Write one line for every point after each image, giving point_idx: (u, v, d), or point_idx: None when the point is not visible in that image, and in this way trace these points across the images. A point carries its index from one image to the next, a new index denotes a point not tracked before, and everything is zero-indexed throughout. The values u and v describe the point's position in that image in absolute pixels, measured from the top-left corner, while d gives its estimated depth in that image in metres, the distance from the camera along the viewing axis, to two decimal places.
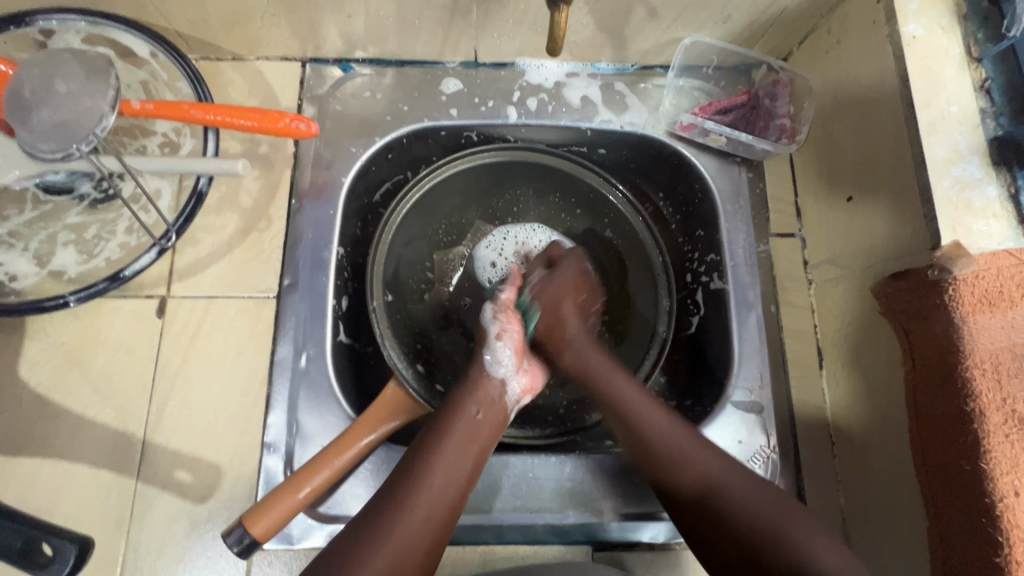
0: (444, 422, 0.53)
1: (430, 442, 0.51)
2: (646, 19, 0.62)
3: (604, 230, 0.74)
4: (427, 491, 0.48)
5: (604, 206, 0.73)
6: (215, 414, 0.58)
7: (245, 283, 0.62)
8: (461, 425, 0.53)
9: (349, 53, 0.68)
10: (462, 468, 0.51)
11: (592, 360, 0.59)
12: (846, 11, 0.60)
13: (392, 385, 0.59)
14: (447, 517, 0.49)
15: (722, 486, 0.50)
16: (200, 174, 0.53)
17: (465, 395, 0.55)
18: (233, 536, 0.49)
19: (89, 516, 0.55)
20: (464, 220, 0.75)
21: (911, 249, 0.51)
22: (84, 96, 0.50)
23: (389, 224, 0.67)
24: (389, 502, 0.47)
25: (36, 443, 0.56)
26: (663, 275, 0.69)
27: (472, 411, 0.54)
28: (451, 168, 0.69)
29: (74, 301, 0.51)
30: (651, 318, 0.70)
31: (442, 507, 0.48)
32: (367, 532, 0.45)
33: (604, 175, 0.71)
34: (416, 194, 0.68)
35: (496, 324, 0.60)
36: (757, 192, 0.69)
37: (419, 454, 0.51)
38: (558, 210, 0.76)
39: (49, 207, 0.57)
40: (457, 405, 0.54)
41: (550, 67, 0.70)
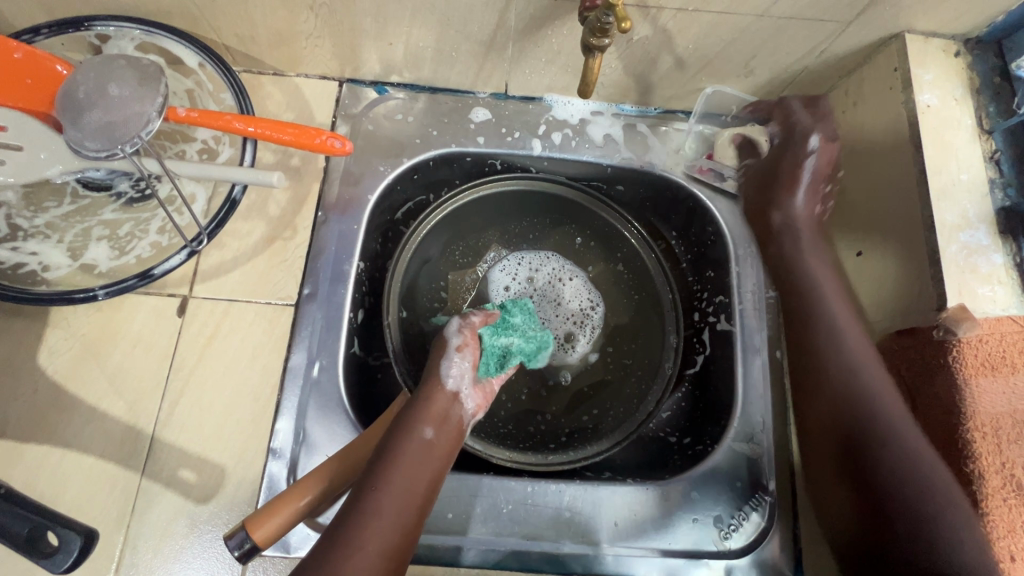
0: (393, 441, 0.52)
1: (378, 465, 0.50)
2: (672, 67, 0.65)
3: (616, 265, 0.77)
4: (380, 517, 0.48)
5: (621, 245, 0.75)
6: (225, 416, 0.59)
7: (265, 289, 0.63)
8: (413, 445, 0.52)
9: (385, 77, 0.71)
10: (411, 485, 0.51)
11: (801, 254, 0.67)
12: (864, 75, 0.62)
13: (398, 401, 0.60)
14: (400, 534, 0.48)
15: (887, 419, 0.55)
16: (235, 182, 0.56)
17: (416, 412, 0.55)
18: (234, 540, 0.48)
19: (92, 508, 0.55)
20: (481, 243, 0.77)
21: (915, 307, 0.53)
22: (134, 101, 0.53)
23: (406, 247, 0.69)
24: (346, 525, 0.47)
25: (47, 432, 0.57)
26: (671, 313, 0.70)
27: (421, 429, 0.54)
28: (471, 195, 0.72)
29: (103, 295, 0.53)
30: (654, 354, 0.71)
31: (392, 523, 0.48)
32: (325, 560, 0.45)
33: (623, 213, 0.72)
34: (439, 214, 0.71)
35: (458, 337, 0.61)
36: (769, 239, 0.70)
37: (369, 482, 0.50)
38: (570, 237, 0.78)
39: (87, 202, 0.59)
40: (409, 422, 0.54)
41: (576, 104, 0.72)
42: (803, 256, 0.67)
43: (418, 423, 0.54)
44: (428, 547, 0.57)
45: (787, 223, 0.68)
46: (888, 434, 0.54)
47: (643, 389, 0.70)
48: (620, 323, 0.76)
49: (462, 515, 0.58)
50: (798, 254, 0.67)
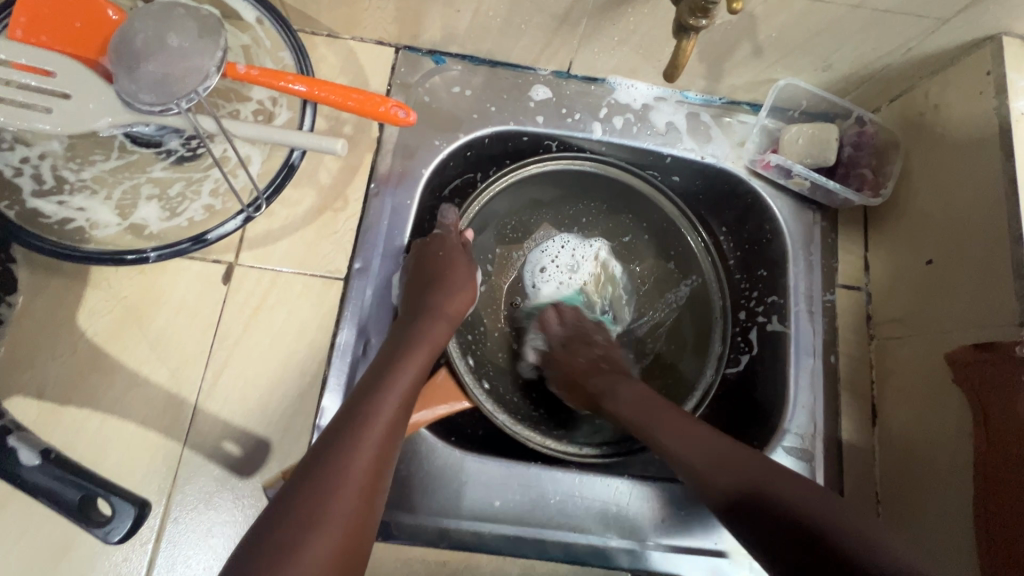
0: (373, 392, 0.51)
1: (369, 386, 0.51)
2: (749, 56, 0.62)
3: (670, 269, 0.75)
4: (355, 437, 0.47)
5: (678, 245, 0.73)
6: (270, 389, 0.57)
7: (314, 260, 0.61)
8: (401, 372, 0.53)
9: (444, 46, 0.67)
10: (386, 437, 0.49)
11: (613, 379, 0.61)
12: (950, 76, 0.60)
13: (442, 372, 0.61)
14: (373, 485, 0.46)
15: (766, 477, 0.47)
16: (294, 147, 0.53)
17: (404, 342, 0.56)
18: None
19: (132, 475, 0.54)
20: (534, 220, 0.75)
21: (986, 319, 0.52)
22: (192, 54, 0.50)
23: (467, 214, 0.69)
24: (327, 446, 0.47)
25: (87, 395, 0.55)
26: (721, 318, 0.70)
27: (406, 360, 0.54)
28: (536, 168, 0.70)
29: (155, 257, 0.50)
30: (694, 363, 0.71)
31: (365, 474, 0.46)
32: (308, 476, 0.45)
33: (688, 214, 0.71)
34: (494, 189, 0.69)
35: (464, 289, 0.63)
36: (828, 242, 0.68)
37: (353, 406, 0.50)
38: (623, 229, 0.76)
39: (135, 158, 0.56)
40: (389, 356, 0.55)
41: (639, 88, 0.70)
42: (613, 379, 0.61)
43: (404, 355, 0.55)
44: (476, 534, 0.56)
45: (612, 381, 0.61)
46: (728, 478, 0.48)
47: (677, 393, 0.70)
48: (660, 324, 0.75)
49: (509, 503, 0.57)
50: (620, 397, 0.59)
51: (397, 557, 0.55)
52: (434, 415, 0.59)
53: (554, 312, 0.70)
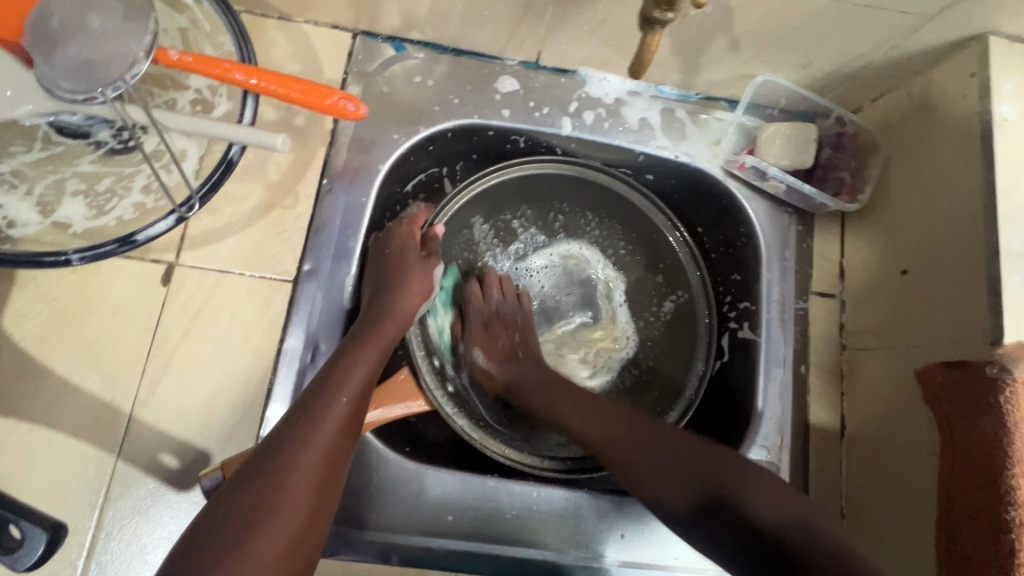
0: (315, 400, 0.47)
1: (321, 386, 0.48)
2: (725, 51, 0.59)
3: (654, 274, 0.72)
4: (305, 443, 0.44)
5: (658, 245, 0.70)
6: (211, 397, 0.54)
7: (261, 261, 0.57)
8: (356, 371, 0.50)
9: (404, 32, 0.63)
10: (334, 448, 0.46)
11: (533, 372, 0.61)
12: (933, 78, 0.57)
13: (404, 370, 0.58)
14: (325, 485, 0.45)
15: (726, 476, 0.50)
16: (233, 141, 0.49)
17: (360, 341, 0.52)
18: (209, 480, 0.49)
19: (61, 489, 0.51)
20: (517, 220, 0.71)
21: (959, 335, 0.51)
22: (116, 39, 0.46)
23: (442, 212, 0.66)
24: (271, 454, 0.44)
25: (12, 404, 0.51)
26: (705, 334, 0.66)
27: (361, 358, 0.51)
28: (519, 172, 0.67)
29: (77, 260, 0.47)
30: (677, 380, 0.68)
31: (316, 473, 0.44)
32: (250, 488, 0.42)
33: (676, 223, 0.68)
34: (471, 192, 0.66)
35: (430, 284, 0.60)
36: (804, 247, 0.66)
37: (302, 408, 0.46)
38: (615, 239, 0.73)
39: (60, 150, 0.51)
40: (345, 353, 0.51)
41: (612, 81, 0.66)
42: (560, 381, 0.60)
43: (361, 352, 0.51)
44: (426, 550, 0.54)
45: (550, 378, 0.60)
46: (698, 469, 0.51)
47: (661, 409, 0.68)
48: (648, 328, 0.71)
49: (463, 518, 0.55)
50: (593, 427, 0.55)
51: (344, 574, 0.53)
52: (388, 416, 0.56)
53: (479, 286, 0.66)
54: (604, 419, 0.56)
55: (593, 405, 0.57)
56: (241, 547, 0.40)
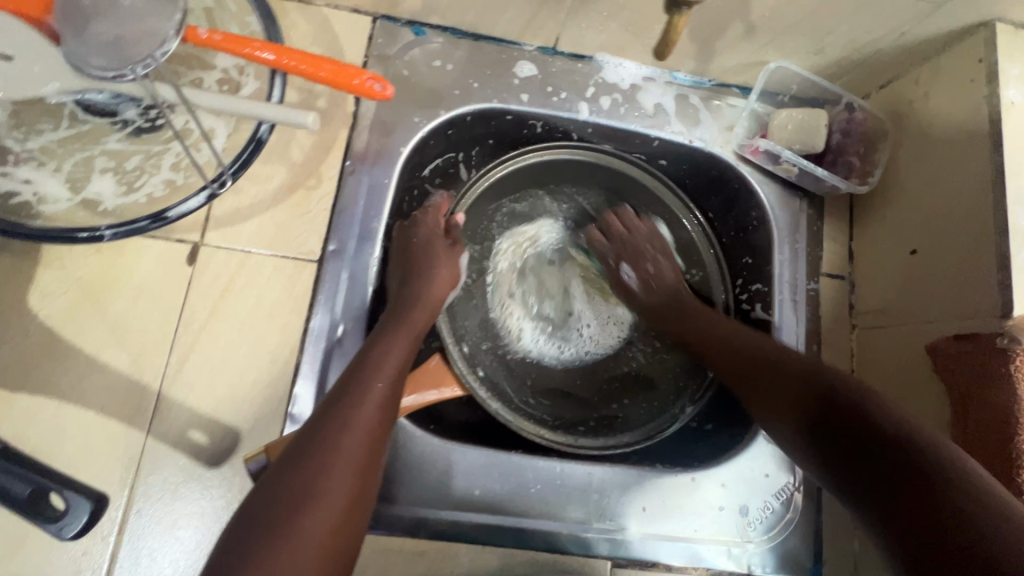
0: (354, 382, 0.48)
1: (359, 371, 0.49)
2: (741, 37, 0.60)
3: (669, 258, 0.73)
4: (348, 425, 0.46)
5: (677, 236, 0.73)
6: (240, 375, 0.55)
7: (285, 242, 0.58)
8: (391, 356, 0.51)
9: (424, 16, 0.64)
10: (375, 428, 0.47)
11: (703, 318, 0.62)
12: (941, 64, 0.59)
13: (435, 357, 0.60)
14: (367, 464, 0.46)
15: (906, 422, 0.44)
16: (262, 120, 0.50)
17: (393, 327, 0.54)
18: (254, 462, 0.51)
19: (92, 466, 0.51)
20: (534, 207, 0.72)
21: (971, 310, 0.53)
22: (146, 16, 0.46)
23: (463, 200, 0.67)
24: (315, 436, 0.45)
25: (39, 381, 0.52)
26: (721, 317, 0.69)
27: (395, 344, 0.52)
28: (535, 159, 0.69)
29: (109, 236, 0.47)
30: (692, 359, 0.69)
31: (358, 453, 0.45)
32: (297, 468, 0.43)
33: (686, 201, 0.71)
34: (497, 175, 0.68)
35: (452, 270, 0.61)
36: (814, 230, 0.68)
37: (342, 392, 0.48)
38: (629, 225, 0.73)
39: (87, 128, 0.52)
40: (379, 340, 0.52)
41: (628, 67, 0.67)
42: (709, 314, 0.62)
43: (394, 338, 0.53)
44: (454, 524, 0.55)
45: (681, 311, 0.64)
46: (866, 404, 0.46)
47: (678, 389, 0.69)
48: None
49: (490, 494, 0.56)
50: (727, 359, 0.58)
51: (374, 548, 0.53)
52: (422, 401, 0.58)
53: (618, 222, 0.70)
54: (760, 345, 0.56)
55: (750, 333, 0.58)
56: (291, 523, 0.41)
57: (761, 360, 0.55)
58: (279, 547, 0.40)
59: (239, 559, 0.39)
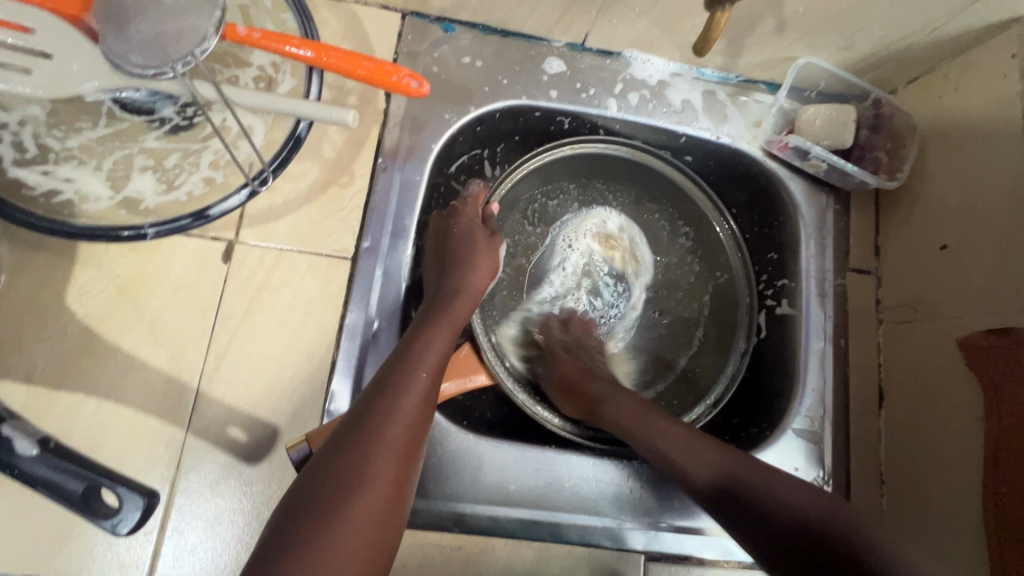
0: (398, 371, 0.49)
1: (402, 360, 0.50)
2: (772, 33, 0.60)
3: (694, 258, 0.74)
4: (392, 414, 0.46)
5: (704, 236, 0.72)
6: (278, 372, 0.55)
7: (319, 239, 0.58)
8: (433, 345, 0.52)
9: (454, 13, 0.64)
10: (417, 416, 0.48)
11: (617, 399, 0.57)
12: (972, 59, 0.59)
13: (466, 346, 0.60)
14: (409, 454, 0.46)
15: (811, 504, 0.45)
16: (301, 117, 0.50)
17: (434, 317, 0.54)
18: (296, 451, 0.51)
19: (133, 463, 0.51)
20: (563, 202, 0.72)
21: (1005, 305, 0.53)
22: (188, 13, 0.46)
23: (497, 192, 0.67)
24: (361, 424, 0.45)
25: (80, 379, 0.52)
26: (745, 315, 0.68)
27: (437, 333, 0.53)
28: (569, 151, 0.68)
29: (152, 234, 0.47)
30: (717, 354, 0.70)
31: (401, 442, 0.46)
32: (342, 455, 0.43)
33: (715, 201, 0.70)
34: (528, 167, 0.67)
35: (491, 261, 0.61)
36: (841, 225, 0.68)
37: (385, 380, 0.48)
38: (654, 220, 0.74)
39: (125, 126, 0.52)
40: (421, 329, 0.53)
41: (656, 64, 0.68)
42: (624, 396, 0.57)
43: (436, 329, 0.53)
44: (490, 518, 0.56)
45: (635, 405, 0.55)
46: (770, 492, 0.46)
47: (700, 385, 0.69)
48: (689, 315, 0.73)
49: (525, 487, 0.57)
50: (654, 431, 0.53)
51: (411, 544, 0.54)
52: (459, 388, 0.59)
53: (558, 322, 0.68)
54: (660, 443, 0.52)
55: (640, 418, 0.54)
56: (337, 510, 0.41)
57: (670, 448, 0.51)
58: (325, 532, 0.40)
59: (287, 542, 0.40)
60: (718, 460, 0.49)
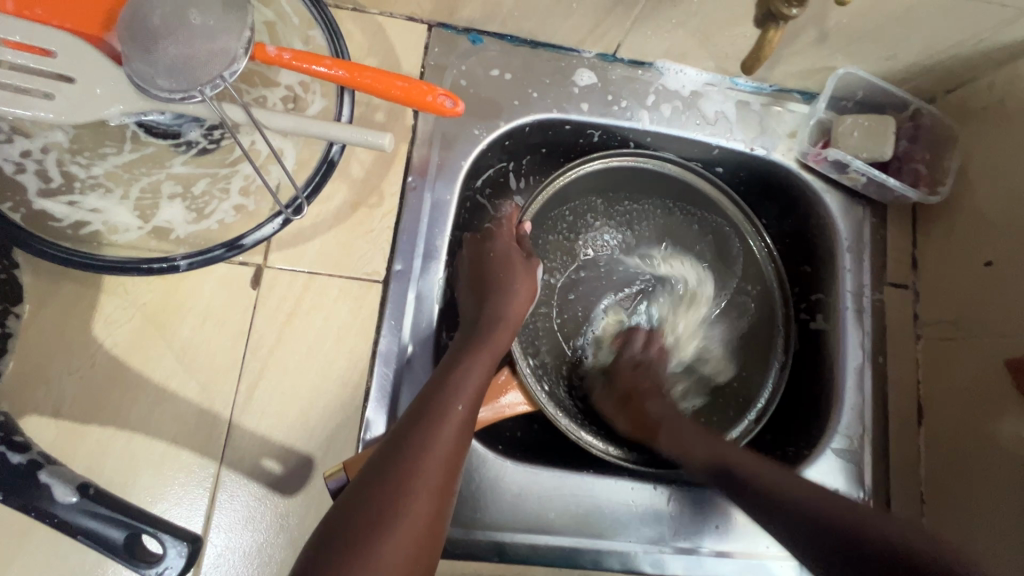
0: (436, 401, 0.48)
1: (438, 391, 0.48)
2: (813, 43, 0.58)
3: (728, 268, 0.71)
4: (427, 448, 0.45)
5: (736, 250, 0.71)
6: (311, 401, 0.53)
7: (349, 262, 0.56)
8: (469, 375, 0.50)
9: (482, 24, 0.62)
10: (454, 450, 0.46)
11: (654, 407, 0.60)
12: (1020, 69, 0.58)
13: (504, 372, 0.59)
14: (445, 490, 0.45)
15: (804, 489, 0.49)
16: (335, 141, 0.48)
17: (470, 346, 0.53)
18: (335, 481, 0.49)
19: (167, 498, 0.50)
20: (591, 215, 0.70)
21: None
22: (217, 34, 0.44)
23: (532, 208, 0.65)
24: (399, 459, 0.44)
25: (109, 412, 0.50)
26: (782, 326, 0.68)
27: (472, 363, 0.51)
28: (601, 164, 0.67)
29: (184, 265, 0.46)
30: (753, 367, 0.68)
31: (438, 477, 0.44)
32: (378, 492, 0.42)
33: (752, 218, 0.69)
34: (552, 187, 0.66)
35: (528, 285, 0.60)
36: (878, 238, 0.67)
37: (421, 410, 0.47)
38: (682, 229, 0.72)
39: (151, 151, 0.50)
40: (456, 358, 0.52)
41: (689, 74, 0.66)
42: (660, 404, 0.61)
43: (471, 358, 0.52)
44: (529, 547, 0.55)
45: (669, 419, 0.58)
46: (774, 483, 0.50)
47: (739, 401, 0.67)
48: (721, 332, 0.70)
49: (565, 514, 0.56)
50: (680, 437, 0.56)
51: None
52: (495, 415, 0.58)
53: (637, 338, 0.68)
54: (679, 441, 0.56)
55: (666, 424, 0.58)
56: (371, 549, 0.40)
57: (689, 447, 0.55)
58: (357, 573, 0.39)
59: None
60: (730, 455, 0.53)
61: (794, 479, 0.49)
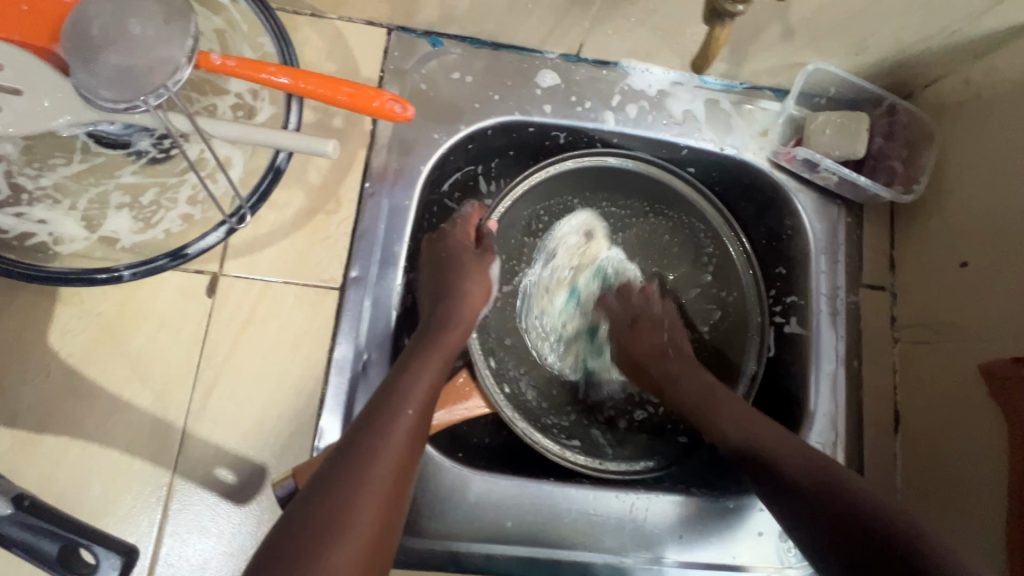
0: (385, 409, 0.47)
1: (388, 397, 0.48)
2: (779, 39, 0.57)
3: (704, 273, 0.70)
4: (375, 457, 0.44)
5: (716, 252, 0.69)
6: (265, 409, 0.53)
7: (304, 269, 0.56)
8: (421, 380, 0.50)
9: (442, 26, 0.61)
10: (403, 457, 0.46)
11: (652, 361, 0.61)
12: (998, 62, 0.55)
13: (463, 373, 0.59)
14: (394, 499, 0.44)
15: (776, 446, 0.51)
16: (279, 149, 0.48)
17: (423, 350, 0.52)
18: (281, 488, 0.49)
19: (119, 506, 0.50)
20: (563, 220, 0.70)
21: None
22: (156, 42, 0.44)
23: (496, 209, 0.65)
24: (345, 468, 0.43)
25: (63, 421, 0.51)
26: (756, 332, 0.65)
27: (423, 369, 0.51)
28: (573, 163, 0.65)
29: (129, 275, 0.46)
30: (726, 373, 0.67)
31: (386, 486, 0.44)
32: (321, 504, 0.41)
33: (732, 222, 0.67)
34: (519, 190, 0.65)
35: (483, 280, 0.60)
36: (854, 239, 0.65)
37: (370, 418, 0.46)
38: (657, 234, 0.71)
39: (100, 161, 0.50)
40: (409, 363, 0.51)
41: (655, 73, 0.64)
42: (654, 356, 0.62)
43: (424, 363, 0.51)
44: (484, 556, 0.54)
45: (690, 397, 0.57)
46: (750, 440, 0.52)
47: None
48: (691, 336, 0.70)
49: (523, 523, 0.55)
50: (677, 389, 0.58)
51: None
52: (450, 418, 0.57)
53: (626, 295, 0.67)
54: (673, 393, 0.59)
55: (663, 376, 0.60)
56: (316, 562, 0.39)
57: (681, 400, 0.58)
58: None
59: None
60: (717, 406, 0.55)
61: (781, 436, 0.51)
